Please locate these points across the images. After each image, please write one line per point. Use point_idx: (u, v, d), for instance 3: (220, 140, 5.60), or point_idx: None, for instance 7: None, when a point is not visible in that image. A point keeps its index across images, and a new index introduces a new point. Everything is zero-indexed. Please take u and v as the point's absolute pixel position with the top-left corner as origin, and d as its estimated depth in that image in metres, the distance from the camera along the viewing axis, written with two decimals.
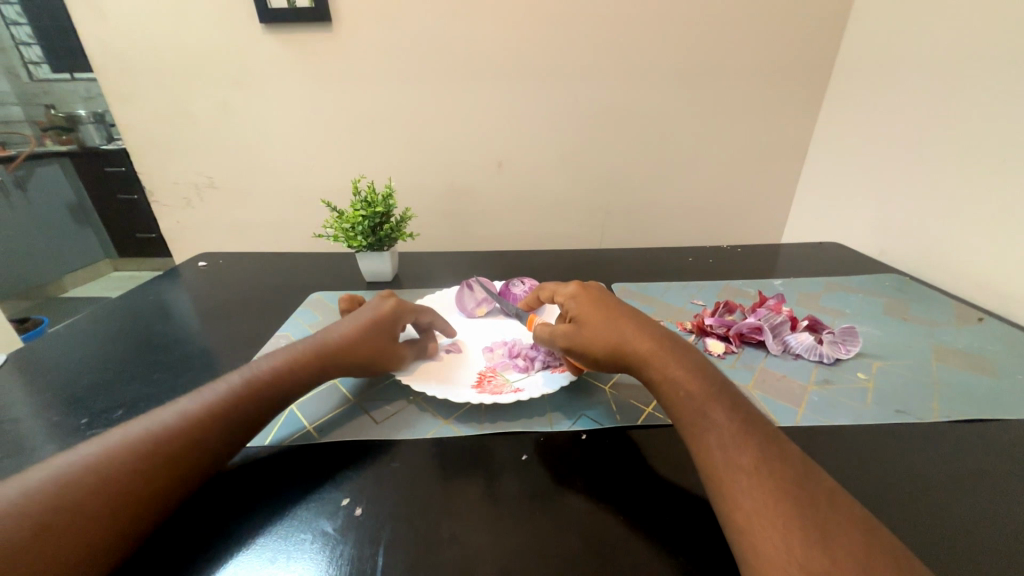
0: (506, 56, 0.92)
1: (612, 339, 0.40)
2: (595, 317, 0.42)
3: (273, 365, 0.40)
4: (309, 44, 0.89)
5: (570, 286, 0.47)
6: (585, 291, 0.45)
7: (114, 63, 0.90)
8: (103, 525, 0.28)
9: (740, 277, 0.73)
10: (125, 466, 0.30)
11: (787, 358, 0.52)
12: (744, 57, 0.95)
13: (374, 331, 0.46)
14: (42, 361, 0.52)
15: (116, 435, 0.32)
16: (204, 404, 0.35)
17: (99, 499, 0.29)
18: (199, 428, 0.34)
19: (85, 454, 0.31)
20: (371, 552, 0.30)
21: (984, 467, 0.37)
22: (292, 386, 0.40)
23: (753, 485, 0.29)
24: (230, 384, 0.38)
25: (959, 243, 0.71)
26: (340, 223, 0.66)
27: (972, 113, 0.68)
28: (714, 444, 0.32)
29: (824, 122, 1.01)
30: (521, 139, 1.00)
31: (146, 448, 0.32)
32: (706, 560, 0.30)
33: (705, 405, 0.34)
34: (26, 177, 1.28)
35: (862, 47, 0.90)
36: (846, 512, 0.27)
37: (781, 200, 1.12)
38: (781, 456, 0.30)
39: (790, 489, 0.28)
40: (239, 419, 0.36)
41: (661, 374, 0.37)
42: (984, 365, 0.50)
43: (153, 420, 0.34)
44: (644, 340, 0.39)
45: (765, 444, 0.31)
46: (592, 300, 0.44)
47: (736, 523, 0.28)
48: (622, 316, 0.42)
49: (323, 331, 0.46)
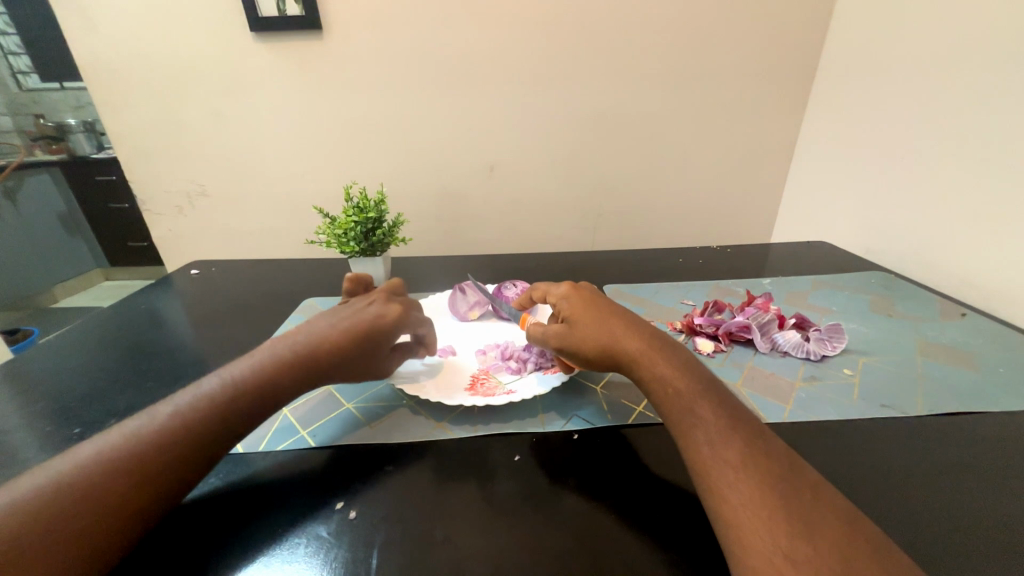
0: (497, 60, 0.93)
1: (602, 339, 0.40)
2: (588, 317, 0.42)
3: (259, 371, 0.39)
4: (300, 51, 0.89)
5: (562, 287, 0.47)
6: (576, 292, 0.46)
7: (104, 73, 0.90)
8: (87, 535, 0.28)
9: (730, 277, 0.73)
10: (111, 477, 0.30)
11: (776, 356, 0.53)
12: (731, 59, 0.96)
13: (368, 341, 0.44)
14: (33, 373, 0.52)
15: (98, 446, 0.32)
16: (187, 411, 0.35)
17: (81, 514, 0.28)
18: (182, 434, 0.34)
19: (68, 469, 0.31)
20: (365, 554, 0.31)
21: (965, 459, 0.37)
22: (275, 388, 0.39)
23: (737, 478, 0.29)
24: (212, 389, 0.37)
25: (942, 240, 0.73)
26: (332, 229, 0.66)
27: (954, 112, 0.70)
28: (701, 440, 0.32)
29: (811, 122, 1.02)
30: (512, 144, 1.01)
31: (128, 459, 0.32)
32: (695, 554, 0.30)
33: (692, 402, 0.34)
34: (17, 188, 1.25)
35: (845, 50, 0.92)
36: (830, 504, 0.28)
37: (770, 201, 1.14)
38: (765, 450, 0.31)
39: (774, 484, 0.29)
40: (224, 423, 0.35)
41: (650, 372, 0.37)
42: (968, 360, 0.51)
43: (136, 429, 0.34)
44: (634, 338, 0.40)
45: (752, 440, 0.32)
46: (583, 301, 0.44)
47: (721, 515, 0.29)
48: (613, 317, 0.42)
49: (307, 330, 0.44)
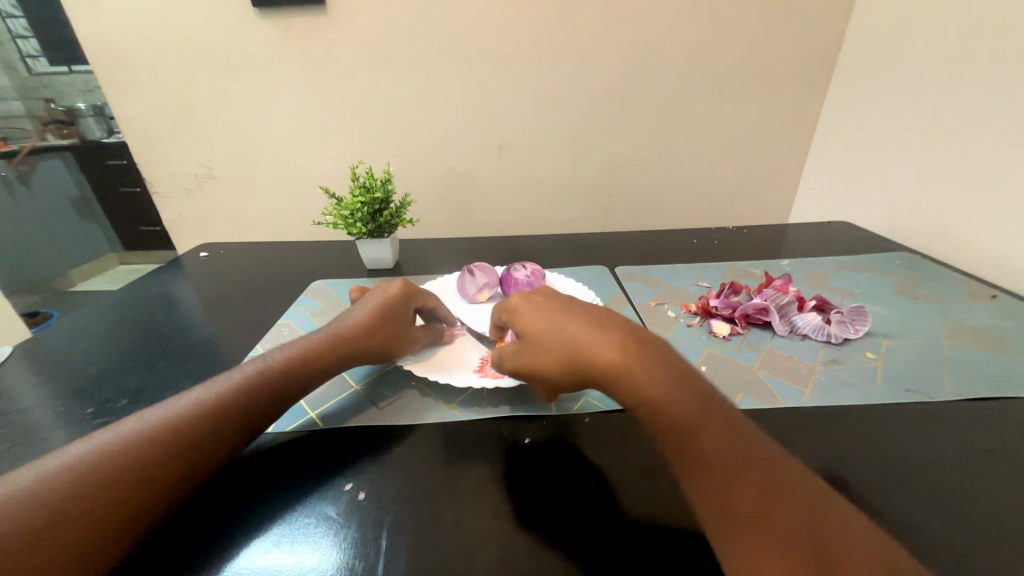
0: (505, 34, 0.90)
1: (563, 352, 0.35)
2: (540, 333, 0.37)
3: (290, 355, 0.40)
4: (303, 27, 0.87)
5: (513, 301, 0.42)
6: (527, 303, 0.41)
7: (110, 54, 0.89)
8: (115, 510, 0.28)
9: (747, 258, 0.71)
10: (143, 454, 0.30)
11: (795, 339, 0.51)
12: (750, 29, 0.92)
13: (387, 318, 0.46)
14: (49, 353, 0.52)
15: (130, 424, 0.32)
16: (221, 393, 0.35)
17: (115, 486, 0.29)
18: (213, 416, 0.34)
19: (102, 444, 0.31)
20: (374, 535, 0.30)
21: (996, 448, 0.36)
22: (310, 372, 0.40)
23: (744, 527, 0.26)
24: (244, 372, 0.38)
25: (972, 220, 0.69)
26: (339, 210, 0.65)
27: (989, 83, 0.66)
28: (699, 481, 0.28)
29: (833, 96, 0.98)
30: (521, 123, 0.99)
31: (160, 437, 0.32)
32: (701, 557, 0.29)
33: (689, 429, 0.29)
34: (29, 172, 1.29)
35: (874, 19, 0.87)
36: (864, 558, 0.23)
37: (787, 179, 1.10)
38: (783, 488, 0.27)
39: (790, 539, 0.24)
40: (252, 405, 0.36)
41: (627, 391, 0.32)
42: (998, 343, 0.49)
43: (170, 409, 0.34)
44: (596, 348, 0.34)
45: (761, 479, 0.27)
46: (534, 312, 0.39)
47: (725, 562, 0.26)
48: (570, 322, 0.37)
49: (334, 321, 0.46)
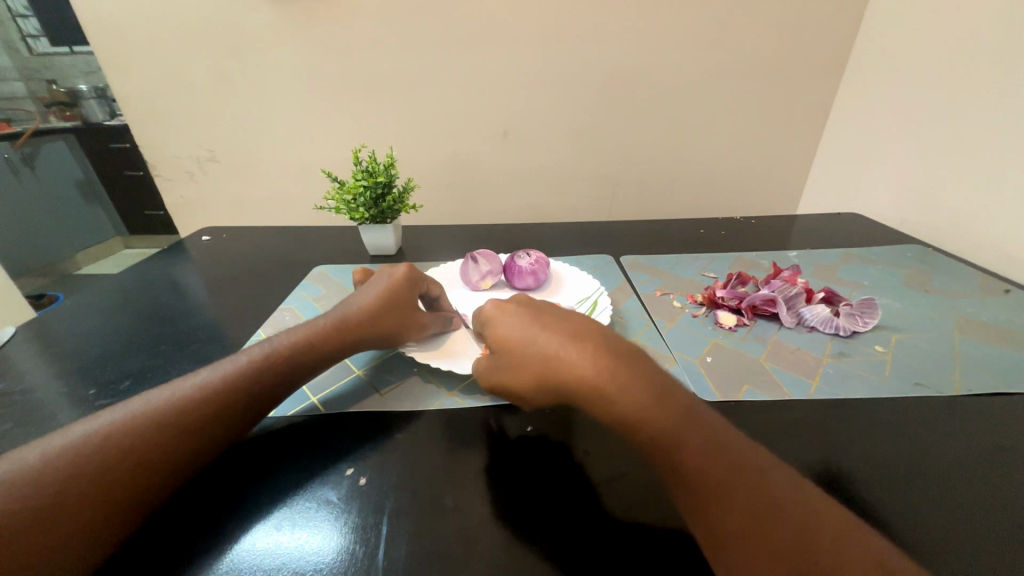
0: (509, 16, 0.87)
1: (539, 370, 0.34)
2: (516, 347, 0.36)
3: (293, 339, 0.40)
4: (303, 6, 0.85)
5: (486, 308, 0.40)
6: (500, 312, 0.39)
7: (108, 33, 0.88)
8: (116, 494, 0.28)
9: (754, 249, 0.70)
10: (144, 438, 0.30)
11: (802, 330, 0.51)
12: (763, 13, 0.89)
13: (392, 301, 0.45)
14: (52, 334, 0.53)
15: (134, 406, 0.32)
16: (223, 377, 0.35)
17: (116, 469, 0.29)
18: (215, 399, 0.34)
19: (105, 425, 0.31)
20: (374, 521, 0.30)
21: (1004, 443, 0.35)
22: (312, 355, 0.40)
23: (742, 537, 0.25)
24: (247, 356, 0.37)
25: (987, 213, 0.68)
26: (340, 194, 0.64)
27: (1008, 70, 0.63)
28: (694, 491, 0.28)
29: (847, 83, 0.95)
30: (527, 108, 0.97)
31: (163, 420, 0.31)
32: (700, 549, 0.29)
33: (679, 441, 0.29)
34: (33, 155, 1.32)
35: (892, 3, 0.84)
36: (855, 564, 0.23)
37: (798, 169, 1.08)
38: (777, 493, 0.27)
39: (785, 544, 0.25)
40: (255, 388, 0.35)
41: (609, 410, 0.31)
42: (1010, 338, 0.48)
43: (173, 391, 0.33)
44: (574, 365, 0.33)
45: (755, 486, 0.27)
46: (509, 324, 0.38)
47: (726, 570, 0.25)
48: (545, 335, 0.35)
49: (337, 304, 0.46)
